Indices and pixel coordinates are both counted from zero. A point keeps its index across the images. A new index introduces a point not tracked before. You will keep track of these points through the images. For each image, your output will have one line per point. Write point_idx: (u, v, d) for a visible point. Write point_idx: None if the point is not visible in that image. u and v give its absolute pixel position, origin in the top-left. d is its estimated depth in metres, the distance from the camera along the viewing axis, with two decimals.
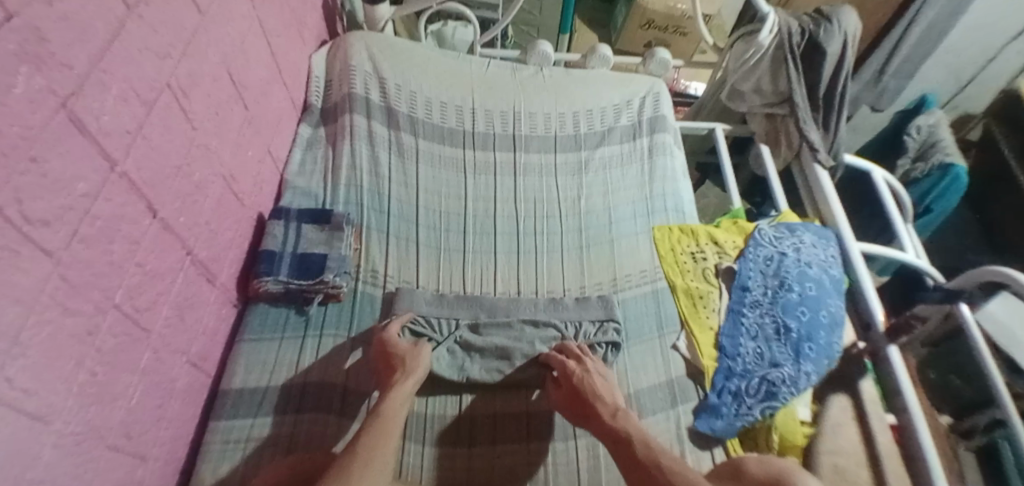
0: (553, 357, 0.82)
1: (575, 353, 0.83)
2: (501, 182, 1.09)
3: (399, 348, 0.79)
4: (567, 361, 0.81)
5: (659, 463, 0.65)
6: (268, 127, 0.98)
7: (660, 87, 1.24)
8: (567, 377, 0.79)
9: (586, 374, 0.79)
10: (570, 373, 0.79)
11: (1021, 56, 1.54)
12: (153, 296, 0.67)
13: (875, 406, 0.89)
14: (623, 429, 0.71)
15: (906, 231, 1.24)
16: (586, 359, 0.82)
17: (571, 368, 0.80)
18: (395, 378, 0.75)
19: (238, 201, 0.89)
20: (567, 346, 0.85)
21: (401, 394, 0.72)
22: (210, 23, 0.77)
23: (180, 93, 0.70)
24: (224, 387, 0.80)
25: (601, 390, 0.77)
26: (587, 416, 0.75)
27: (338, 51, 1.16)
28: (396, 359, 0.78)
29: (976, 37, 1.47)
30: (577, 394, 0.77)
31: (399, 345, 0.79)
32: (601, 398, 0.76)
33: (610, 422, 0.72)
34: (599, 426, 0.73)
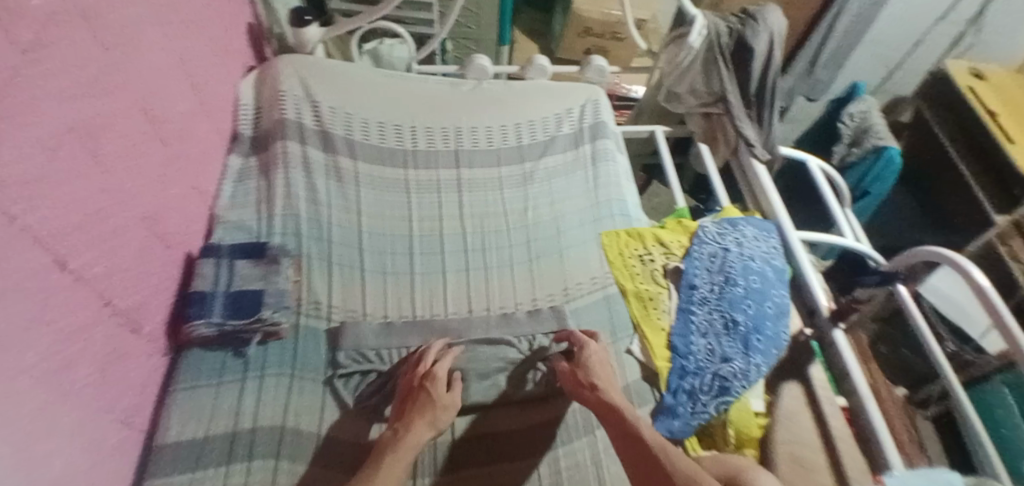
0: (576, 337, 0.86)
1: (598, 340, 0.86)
2: (446, 199, 1.07)
3: (439, 396, 0.74)
4: (592, 346, 0.84)
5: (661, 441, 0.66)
6: (193, 161, 0.94)
7: (598, 94, 1.26)
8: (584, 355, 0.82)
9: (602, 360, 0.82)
10: (586, 352, 0.82)
11: (945, 38, 1.64)
12: (70, 354, 0.62)
13: (825, 389, 0.91)
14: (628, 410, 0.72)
15: (843, 216, 1.30)
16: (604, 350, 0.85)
17: (590, 348, 0.83)
18: (415, 421, 0.71)
19: (163, 242, 0.84)
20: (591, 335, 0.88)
21: (410, 444, 0.68)
22: (119, 60, 0.73)
23: (88, 136, 0.66)
24: (157, 443, 0.73)
25: (609, 375, 0.80)
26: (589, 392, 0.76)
27: (266, 77, 1.12)
28: (421, 399, 0.74)
29: (900, 26, 1.56)
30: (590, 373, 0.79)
31: (437, 385, 0.76)
32: (607, 380, 0.79)
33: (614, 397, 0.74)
34: (598, 399, 0.75)
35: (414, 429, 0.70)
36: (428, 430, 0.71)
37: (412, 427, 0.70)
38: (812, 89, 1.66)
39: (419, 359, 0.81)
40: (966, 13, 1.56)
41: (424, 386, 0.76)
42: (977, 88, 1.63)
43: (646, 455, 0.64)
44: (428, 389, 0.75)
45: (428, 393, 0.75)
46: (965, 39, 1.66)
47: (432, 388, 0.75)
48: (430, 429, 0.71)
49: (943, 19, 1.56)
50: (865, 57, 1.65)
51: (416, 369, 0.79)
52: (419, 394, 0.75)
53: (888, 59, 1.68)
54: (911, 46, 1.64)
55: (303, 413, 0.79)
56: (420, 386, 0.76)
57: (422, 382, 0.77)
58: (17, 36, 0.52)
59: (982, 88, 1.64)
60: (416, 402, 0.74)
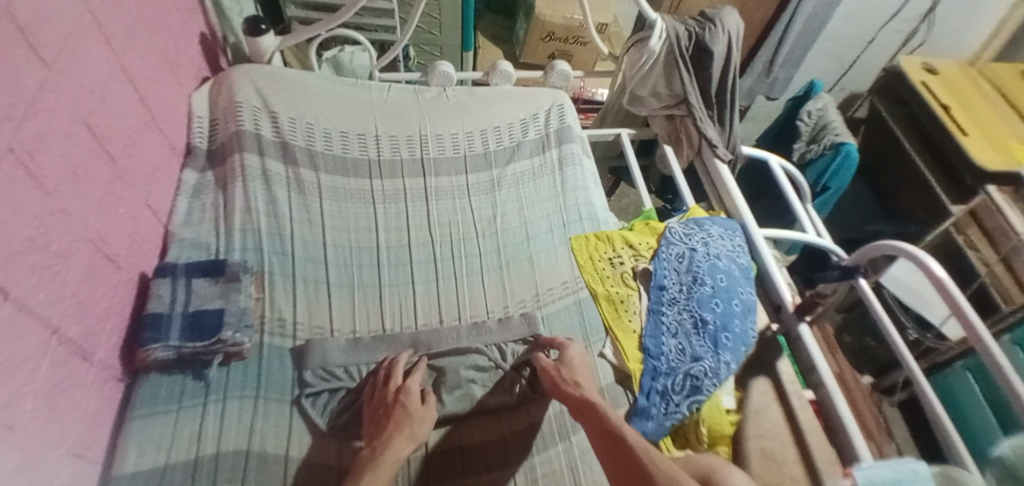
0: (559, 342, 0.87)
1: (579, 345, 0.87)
2: (413, 209, 1.06)
3: (414, 409, 0.75)
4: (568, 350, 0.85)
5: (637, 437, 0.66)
6: (144, 178, 0.90)
7: (563, 98, 1.27)
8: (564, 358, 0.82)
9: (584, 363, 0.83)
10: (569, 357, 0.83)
11: (896, 35, 1.70)
12: (15, 388, 0.57)
13: (793, 383, 0.93)
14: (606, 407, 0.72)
15: (804, 212, 1.34)
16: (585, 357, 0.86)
17: (572, 353, 0.84)
18: (393, 436, 0.71)
19: (112, 263, 0.80)
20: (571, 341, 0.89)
21: (389, 460, 0.68)
22: (60, 75, 0.69)
23: (27, 156, 0.62)
24: (112, 474, 0.69)
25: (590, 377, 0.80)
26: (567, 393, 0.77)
27: (221, 88, 1.08)
28: (395, 414, 0.74)
29: (851, 26, 1.64)
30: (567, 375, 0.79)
31: (411, 398, 0.76)
32: (587, 382, 0.79)
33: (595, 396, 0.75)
34: (580, 399, 0.75)
35: (393, 444, 0.70)
36: (408, 445, 0.71)
37: (391, 443, 0.70)
38: (772, 88, 1.71)
39: (388, 375, 0.80)
40: (917, 10, 1.62)
41: (398, 401, 0.75)
42: (930, 81, 1.67)
43: (625, 453, 0.64)
44: (403, 403, 0.75)
45: (403, 408, 0.74)
46: (917, 37, 1.73)
47: (407, 402, 0.75)
48: (410, 443, 0.71)
49: (896, 17, 1.63)
50: (821, 52, 1.72)
51: (387, 385, 0.79)
52: (394, 409, 0.75)
53: (843, 55, 1.75)
54: (865, 45, 1.72)
55: (270, 435, 0.76)
56: (393, 401, 0.76)
57: (395, 397, 0.76)
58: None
59: (935, 82, 1.68)
60: (389, 418, 0.74)
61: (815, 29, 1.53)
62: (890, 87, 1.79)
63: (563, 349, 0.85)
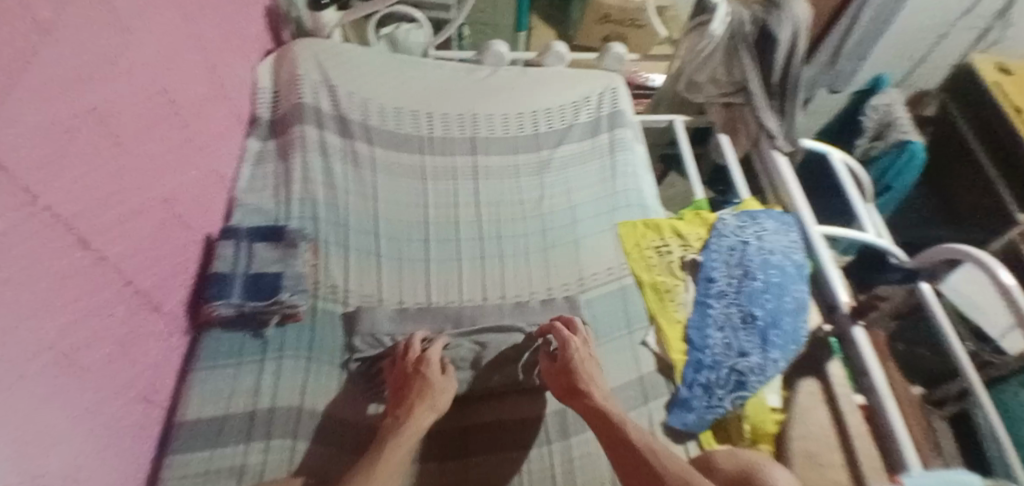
0: (558, 329, 0.82)
1: (582, 333, 0.83)
2: (462, 187, 1.07)
3: (433, 379, 0.76)
4: (567, 337, 0.81)
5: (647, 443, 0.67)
6: (211, 144, 0.94)
7: (617, 81, 1.24)
8: (566, 352, 0.79)
9: (588, 358, 0.80)
10: (573, 347, 0.80)
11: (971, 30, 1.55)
12: (92, 333, 0.63)
13: (843, 387, 0.90)
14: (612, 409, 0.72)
15: (864, 211, 1.27)
16: (590, 346, 0.83)
17: (576, 343, 0.80)
18: (415, 406, 0.73)
19: (183, 224, 0.85)
20: (572, 324, 0.85)
21: (412, 429, 0.70)
22: (137, 41, 0.73)
23: (107, 116, 0.66)
24: (178, 420, 0.75)
25: (596, 375, 0.79)
26: (573, 392, 0.76)
27: (284, 61, 1.12)
28: (416, 385, 0.76)
29: (920, 22, 1.49)
30: (572, 371, 0.77)
31: (431, 369, 0.77)
32: (595, 381, 0.77)
33: (601, 403, 0.74)
34: (588, 404, 0.74)
35: (415, 414, 0.72)
36: (430, 414, 0.73)
37: (413, 413, 0.72)
38: (835, 79, 1.61)
39: (407, 347, 0.82)
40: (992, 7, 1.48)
41: (419, 372, 0.77)
42: (1003, 83, 1.54)
43: (637, 469, 0.64)
44: (422, 375, 0.76)
45: (422, 380, 0.76)
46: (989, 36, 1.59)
47: (426, 373, 0.77)
48: (432, 413, 0.73)
49: (969, 13, 1.49)
50: (888, 47, 1.55)
51: (406, 356, 0.80)
52: (414, 380, 0.76)
53: (910, 51, 1.59)
54: (937, 39, 1.56)
55: (317, 394, 0.79)
56: (414, 371, 0.77)
57: (414, 368, 0.78)
58: (33, 14, 0.52)
59: (1008, 83, 1.54)
60: (410, 389, 0.75)
61: (885, 17, 1.42)
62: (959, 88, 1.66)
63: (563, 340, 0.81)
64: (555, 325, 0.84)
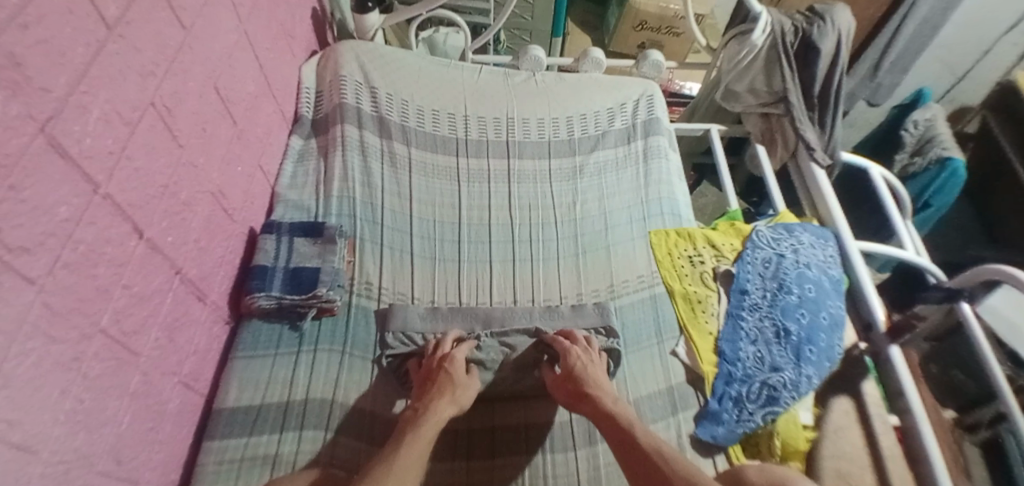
0: (557, 339, 0.83)
1: (582, 341, 0.83)
2: (495, 189, 1.08)
3: (455, 375, 0.77)
4: (568, 346, 0.81)
5: (660, 448, 0.66)
6: (258, 141, 0.98)
7: (654, 89, 1.24)
8: (567, 360, 0.80)
9: (591, 364, 0.80)
10: (573, 354, 0.80)
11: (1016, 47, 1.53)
12: (142, 319, 0.66)
13: (878, 407, 0.88)
14: (621, 413, 0.72)
15: (904, 228, 1.23)
16: (592, 352, 0.82)
17: (576, 350, 0.81)
18: (436, 400, 0.73)
19: (229, 217, 0.88)
20: (571, 333, 0.85)
21: (433, 420, 0.70)
22: (195, 39, 0.76)
23: (165, 111, 0.69)
24: (217, 406, 0.78)
25: (602, 380, 0.78)
26: (580, 398, 0.76)
27: (328, 62, 1.16)
28: (440, 379, 0.76)
29: (970, 34, 1.48)
30: (576, 378, 0.77)
31: (454, 365, 0.78)
32: (601, 386, 0.77)
33: (610, 406, 0.73)
34: (597, 408, 0.73)
35: (436, 406, 0.72)
36: (450, 408, 0.73)
37: (433, 406, 0.72)
38: (875, 92, 1.56)
39: (437, 345, 0.84)
40: None
41: (442, 365, 0.78)
42: None
43: (647, 472, 0.63)
44: (446, 369, 0.78)
45: (445, 373, 0.77)
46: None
47: (450, 368, 0.78)
48: (452, 407, 0.73)
49: (1013, 30, 1.47)
50: (930, 60, 1.56)
51: (435, 352, 0.82)
52: (437, 374, 0.77)
53: (954, 64, 1.58)
54: (981, 55, 1.55)
55: (350, 388, 0.81)
56: (437, 366, 0.79)
57: (438, 363, 0.79)
58: (101, 13, 0.56)
59: None
60: (432, 383, 0.76)
61: (928, 32, 1.39)
62: (1003, 103, 1.59)
63: (564, 350, 0.81)
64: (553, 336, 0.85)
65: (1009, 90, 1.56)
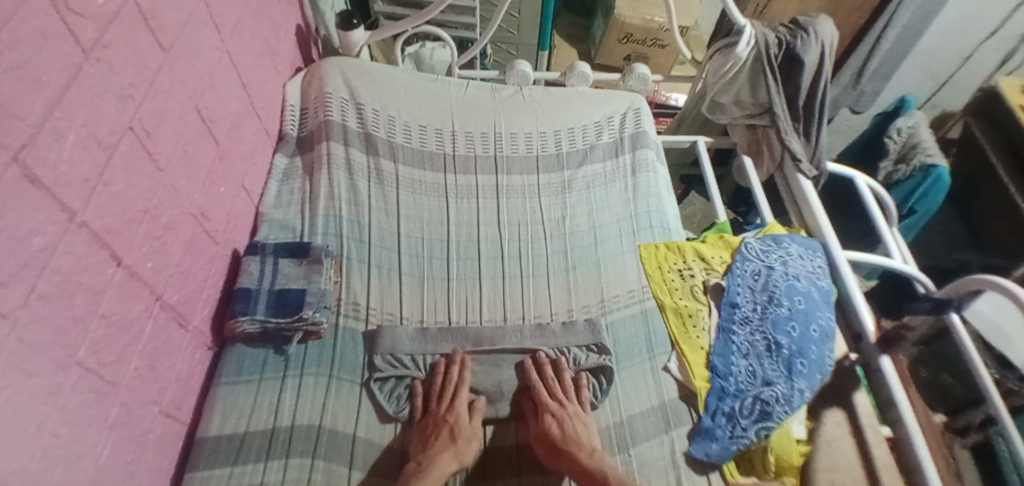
0: (539, 388, 0.83)
1: (559, 392, 0.82)
2: (484, 205, 1.07)
3: (461, 427, 0.78)
4: (549, 401, 0.80)
5: None
6: (241, 161, 0.96)
7: (640, 102, 1.24)
8: (546, 419, 0.78)
9: (568, 418, 0.78)
10: (549, 410, 0.79)
11: (997, 53, 1.56)
12: (122, 348, 0.64)
13: (870, 418, 0.87)
14: (603, 471, 0.73)
15: (891, 236, 1.24)
16: (569, 403, 0.81)
17: (551, 405, 0.80)
18: (439, 451, 0.74)
19: (212, 239, 0.86)
20: (551, 379, 0.84)
21: (436, 474, 0.71)
22: (176, 60, 0.75)
23: (144, 134, 0.68)
24: (200, 435, 0.76)
25: (582, 433, 0.78)
26: (559, 453, 0.75)
27: (313, 79, 1.15)
28: (444, 433, 0.76)
29: (950, 39, 1.50)
30: (553, 438, 0.76)
31: (460, 420, 0.78)
32: (579, 439, 0.77)
33: (587, 461, 0.74)
34: (575, 465, 0.73)
35: (439, 460, 0.73)
36: (453, 461, 0.74)
37: (435, 458, 0.73)
38: (857, 100, 1.58)
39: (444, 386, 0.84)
40: (1017, 30, 1.48)
41: (448, 421, 0.77)
42: None
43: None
44: (450, 425, 0.77)
45: (449, 428, 0.77)
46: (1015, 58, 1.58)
47: (455, 424, 0.78)
48: (455, 462, 0.74)
49: (993, 36, 1.50)
50: (910, 67, 1.59)
51: (440, 401, 0.81)
52: (442, 428, 0.77)
53: (935, 70, 1.60)
54: (961, 62, 1.58)
55: (339, 414, 0.80)
56: (441, 419, 0.78)
57: (444, 415, 0.79)
58: (77, 37, 0.55)
59: None
60: (437, 435, 0.76)
61: (909, 41, 1.41)
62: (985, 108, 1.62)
63: (547, 405, 0.80)
64: (535, 382, 0.84)
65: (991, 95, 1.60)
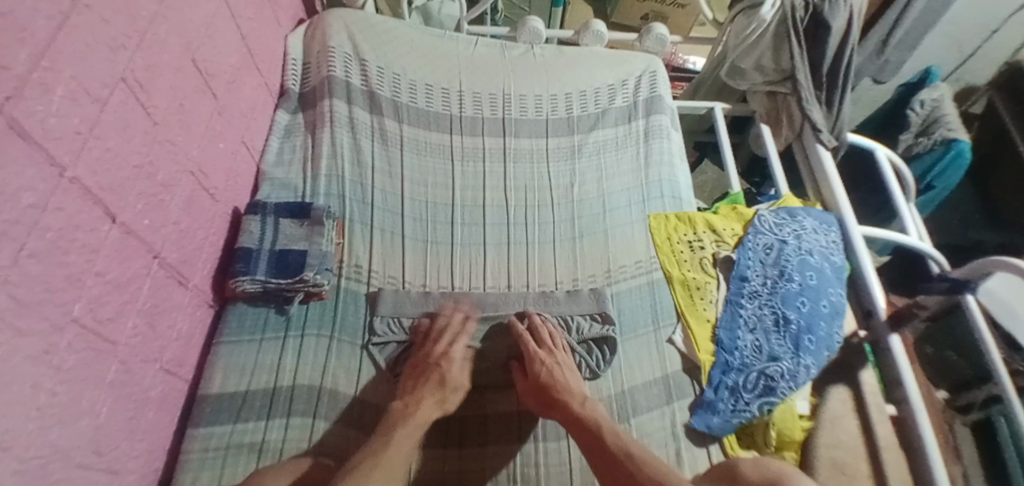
0: (525, 341, 0.81)
1: (546, 343, 0.82)
2: (491, 169, 1.04)
3: (450, 374, 0.77)
4: (535, 350, 0.80)
5: (629, 451, 0.67)
6: (241, 118, 0.93)
7: (656, 65, 1.19)
8: (533, 367, 0.78)
9: (556, 366, 0.78)
10: (537, 358, 0.79)
11: None
12: (119, 306, 0.63)
13: (875, 396, 0.86)
14: (592, 416, 0.73)
15: (908, 212, 1.20)
16: (557, 352, 0.81)
17: (539, 354, 0.79)
18: (425, 396, 0.73)
19: (211, 197, 0.84)
20: (540, 333, 0.83)
21: (420, 421, 0.70)
22: (170, 9, 0.71)
23: (138, 87, 0.65)
24: (202, 392, 0.76)
25: (570, 382, 0.77)
26: (552, 404, 0.75)
27: (316, 31, 1.10)
28: (433, 375, 0.76)
29: (982, 11, 1.41)
30: (546, 385, 0.76)
31: (451, 365, 0.78)
32: (568, 387, 0.77)
33: (579, 409, 0.74)
34: (567, 413, 0.73)
35: (423, 404, 0.72)
36: (435, 407, 0.73)
37: (422, 404, 0.72)
38: (881, 69, 1.50)
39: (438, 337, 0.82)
40: None
41: (440, 366, 0.77)
42: None
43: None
44: (441, 371, 0.76)
45: (440, 372, 0.76)
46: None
47: (445, 371, 0.77)
48: (438, 409, 0.73)
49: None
50: (939, 37, 1.49)
51: (435, 344, 0.80)
52: (435, 369, 0.76)
53: (966, 42, 1.52)
54: (989, 34, 1.49)
55: (340, 374, 0.79)
56: (434, 361, 0.78)
57: (438, 359, 0.78)
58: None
59: None
60: (427, 377, 0.76)
61: (939, 8, 1.32)
62: (1011, 84, 1.56)
63: (533, 360, 0.79)
64: (523, 336, 0.82)
65: (1018, 71, 1.52)
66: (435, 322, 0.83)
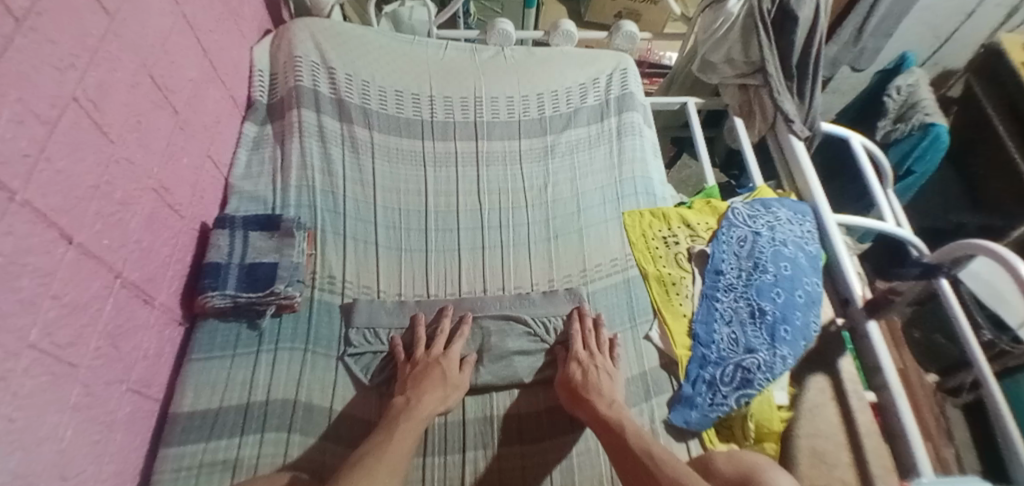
0: (575, 337, 0.83)
1: (591, 344, 0.82)
2: (464, 174, 1.04)
3: (449, 374, 0.77)
4: (580, 350, 0.81)
5: (650, 451, 0.65)
6: (206, 132, 0.92)
7: (627, 62, 1.19)
8: (569, 365, 0.79)
9: (593, 368, 0.78)
10: (576, 357, 0.80)
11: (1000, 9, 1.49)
12: (80, 328, 0.62)
13: (854, 383, 0.86)
14: (617, 419, 0.71)
15: (884, 197, 1.21)
16: (598, 355, 0.81)
17: (580, 353, 0.80)
18: (426, 389, 0.74)
19: (175, 213, 0.83)
20: (590, 333, 0.84)
21: (421, 415, 0.71)
22: (123, 25, 0.70)
23: (91, 107, 0.64)
24: (172, 411, 0.75)
25: (604, 384, 0.76)
26: (580, 403, 0.74)
27: (281, 42, 1.10)
28: (433, 373, 0.76)
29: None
30: (578, 383, 0.76)
31: (449, 364, 0.78)
32: (600, 388, 0.75)
33: (606, 411, 0.72)
34: (593, 414, 0.72)
35: (424, 397, 0.73)
36: (439, 404, 0.73)
37: (422, 397, 0.73)
38: (858, 57, 1.49)
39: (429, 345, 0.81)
40: None
41: (440, 362, 0.77)
42: None
43: (640, 477, 0.62)
44: (442, 367, 0.77)
45: (440, 369, 0.77)
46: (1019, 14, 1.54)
47: (445, 367, 0.77)
48: (439, 404, 0.73)
49: None
50: (913, 23, 1.50)
51: (429, 349, 0.80)
52: (433, 368, 0.77)
53: (941, 27, 1.52)
54: (965, 17, 1.50)
55: (313, 386, 0.78)
56: (433, 359, 0.78)
57: (438, 358, 0.78)
58: (8, 4, 0.50)
59: None
60: (428, 374, 0.76)
61: None
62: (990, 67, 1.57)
63: (575, 358, 0.79)
64: (574, 332, 0.84)
65: (994, 53, 1.55)
66: (418, 331, 0.82)
